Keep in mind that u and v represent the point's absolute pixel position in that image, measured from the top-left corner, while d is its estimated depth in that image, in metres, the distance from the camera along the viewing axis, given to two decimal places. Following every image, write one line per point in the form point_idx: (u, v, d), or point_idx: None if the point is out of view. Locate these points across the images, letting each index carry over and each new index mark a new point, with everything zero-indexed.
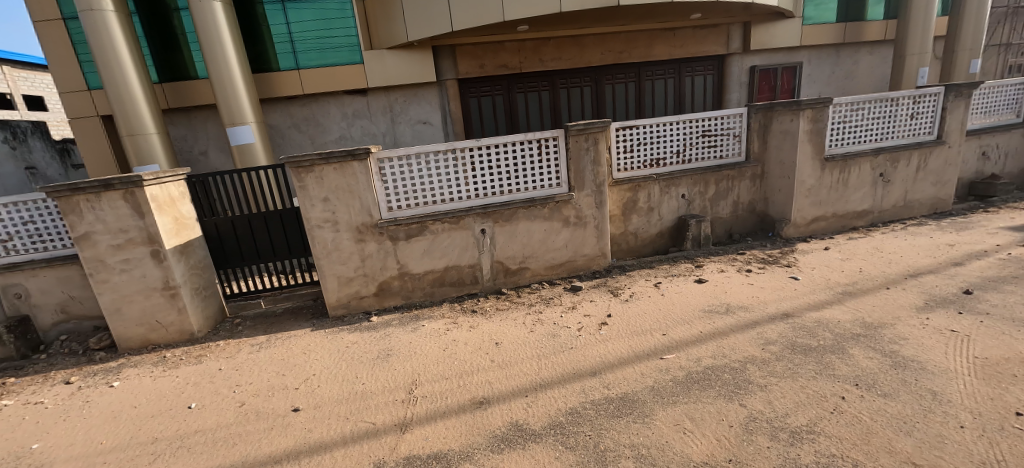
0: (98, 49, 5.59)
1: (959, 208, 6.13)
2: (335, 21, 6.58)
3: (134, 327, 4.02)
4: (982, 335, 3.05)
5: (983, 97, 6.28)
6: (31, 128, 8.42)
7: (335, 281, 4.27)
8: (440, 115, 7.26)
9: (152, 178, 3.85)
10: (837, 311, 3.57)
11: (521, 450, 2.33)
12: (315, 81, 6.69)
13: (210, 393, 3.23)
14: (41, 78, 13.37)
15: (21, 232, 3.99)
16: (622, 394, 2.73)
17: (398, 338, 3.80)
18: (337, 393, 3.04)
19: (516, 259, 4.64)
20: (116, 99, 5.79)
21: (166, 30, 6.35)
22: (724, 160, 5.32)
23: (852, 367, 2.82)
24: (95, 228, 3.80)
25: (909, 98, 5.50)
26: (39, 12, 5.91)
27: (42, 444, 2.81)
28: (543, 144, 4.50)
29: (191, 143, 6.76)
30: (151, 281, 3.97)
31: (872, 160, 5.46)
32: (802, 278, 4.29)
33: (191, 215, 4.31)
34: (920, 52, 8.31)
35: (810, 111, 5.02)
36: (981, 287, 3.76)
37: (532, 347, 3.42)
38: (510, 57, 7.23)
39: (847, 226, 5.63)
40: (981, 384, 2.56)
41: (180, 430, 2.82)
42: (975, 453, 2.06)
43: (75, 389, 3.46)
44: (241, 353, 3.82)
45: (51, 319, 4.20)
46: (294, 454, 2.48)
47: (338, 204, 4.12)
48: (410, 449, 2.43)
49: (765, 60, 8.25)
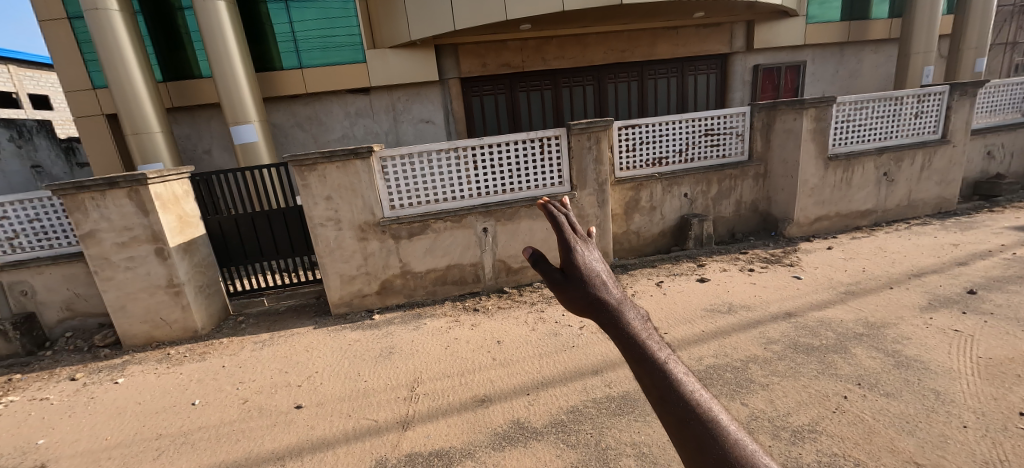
0: (102, 49, 5.62)
1: (963, 208, 6.09)
2: (339, 20, 6.59)
3: (139, 324, 4.05)
4: (985, 335, 3.04)
5: (989, 96, 6.24)
6: (36, 127, 8.47)
7: (338, 280, 4.28)
8: (443, 114, 7.26)
9: (156, 177, 3.87)
10: (839, 310, 3.57)
11: (522, 448, 2.34)
12: (318, 80, 6.71)
13: (213, 389, 3.25)
14: (47, 78, 13.44)
15: (27, 230, 4.04)
16: (623, 393, 2.73)
17: (400, 336, 3.80)
18: (340, 391, 3.05)
19: (518, 258, 4.65)
20: (121, 98, 5.83)
21: (170, 29, 6.38)
22: (727, 159, 5.30)
23: (854, 367, 2.81)
24: (100, 226, 3.83)
25: (914, 96, 5.47)
26: (44, 12, 5.95)
27: (48, 440, 2.84)
28: (545, 143, 4.50)
29: (195, 142, 6.79)
30: (156, 278, 4.00)
31: (876, 159, 5.43)
32: (805, 277, 4.28)
33: (195, 213, 4.33)
34: (925, 51, 8.26)
35: (813, 110, 5.00)
36: (984, 287, 3.75)
37: (533, 346, 3.42)
38: (513, 56, 7.23)
39: (851, 226, 5.61)
40: (984, 384, 2.55)
41: (184, 426, 2.84)
42: (978, 453, 2.06)
43: (81, 386, 3.49)
44: (244, 350, 3.84)
45: (57, 316, 4.23)
46: (297, 450, 2.50)
47: (341, 203, 4.14)
48: (412, 447, 2.44)
49: (768, 58, 8.21)
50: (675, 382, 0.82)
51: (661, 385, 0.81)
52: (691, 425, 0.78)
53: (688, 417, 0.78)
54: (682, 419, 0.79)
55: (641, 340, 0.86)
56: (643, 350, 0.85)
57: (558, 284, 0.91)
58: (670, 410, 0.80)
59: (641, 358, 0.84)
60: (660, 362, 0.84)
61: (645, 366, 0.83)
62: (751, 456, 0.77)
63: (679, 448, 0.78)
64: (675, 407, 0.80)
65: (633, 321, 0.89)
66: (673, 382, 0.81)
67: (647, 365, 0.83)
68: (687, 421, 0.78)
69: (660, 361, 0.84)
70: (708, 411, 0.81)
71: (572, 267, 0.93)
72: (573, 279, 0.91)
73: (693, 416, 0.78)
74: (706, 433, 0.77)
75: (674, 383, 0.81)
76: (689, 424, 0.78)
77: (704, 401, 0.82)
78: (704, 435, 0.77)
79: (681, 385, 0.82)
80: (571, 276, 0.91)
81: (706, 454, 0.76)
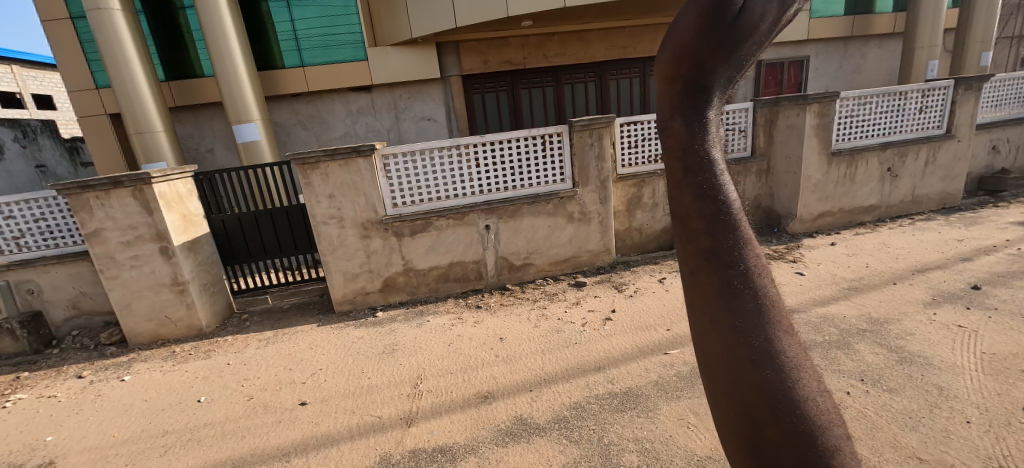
0: (104, 47, 5.63)
1: (968, 203, 6.06)
2: (340, 17, 6.58)
3: (144, 322, 4.08)
4: (990, 331, 3.03)
5: (994, 90, 6.20)
6: (40, 127, 8.49)
7: (341, 277, 4.30)
8: (444, 111, 7.26)
9: (160, 175, 3.89)
10: (842, 306, 3.55)
11: (525, 444, 2.35)
12: (320, 78, 6.71)
13: (219, 387, 3.28)
14: (50, 78, 13.44)
15: (34, 229, 4.09)
16: (625, 389, 2.74)
17: (403, 333, 3.82)
18: (345, 387, 3.07)
19: (521, 255, 4.65)
20: (124, 97, 5.85)
21: (172, 28, 6.39)
22: (730, 155, 5.29)
23: (857, 362, 2.81)
24: (105, 225, 3.87)
25: (918, 91, 5.43)
26: (47, 11, 5.96)
27: (56, 437, 2.87)
28: (548, 139, 4.49)
29: (198, 141, 6.81)
30: (160, 277, 4.03)
31: (880, 155, 5.40)
32: (808, 273, 4.27)
33: (199, 212, 4.36)
34: (929, 45, 8.22)
35: (816, 106, 4.98)
36: (989, 282, 3.73)
37: (536, 343, 3.43)
38: (514, 53, 7.23)
39: (854, 221, 5.60)
40: (988, 380, 2.55)
41: (190, 422, 2.87)
42: (980, 448, 2.07)
43: (87, 383, 3.53)
44: (249, 348, 3.86)
45: (63, 314, 4.27)
46: (301, 447, 2.52)
47: (343, 200, 4.15)
48: (415, 443, 2.46)
49: (771, 54, 8.15)
50: (737, 239, 0.59)
51: (718, 238, 0.58)
52: (737, 298, 0.57)
53: (738, 287, 0.58)
54: (728, 287, 0.58)
55: (713, 172, 0.59)
56: (713, 185, 0.58)
57: (709, 23, 0.58)
58: (719, 271, 0.58)
59: (703, 191, 0.58)
60: (730, 212, 0.59)
61: (707, 206, 0.58)
62: (794, 354, 0.60)
63: (701, 310, 0.60)
64: (722, 269, 0.58)
65: (714, 146, 0.61)
66: (738, 239, 0.59)
67: (709, 206, 0.58)
68: (735, 294, 0.57)
69: (730, 210, 0.59)
70: (766, 286, 0.60)
71: (750, 18, 0.59)
72: (728, 36, 0.58)
73: (743, 289, 0.58)
74: (751, 314, 0.57)
75: (736, 244, 0.58)
76: (733, 296, 0.57)
77: (763, 273, 0.61)
78: (747, 310, 0.57)
79: (745, 249, 0.59)
80: (734, 26, 0.58)
81: (743, 338, 0.57)
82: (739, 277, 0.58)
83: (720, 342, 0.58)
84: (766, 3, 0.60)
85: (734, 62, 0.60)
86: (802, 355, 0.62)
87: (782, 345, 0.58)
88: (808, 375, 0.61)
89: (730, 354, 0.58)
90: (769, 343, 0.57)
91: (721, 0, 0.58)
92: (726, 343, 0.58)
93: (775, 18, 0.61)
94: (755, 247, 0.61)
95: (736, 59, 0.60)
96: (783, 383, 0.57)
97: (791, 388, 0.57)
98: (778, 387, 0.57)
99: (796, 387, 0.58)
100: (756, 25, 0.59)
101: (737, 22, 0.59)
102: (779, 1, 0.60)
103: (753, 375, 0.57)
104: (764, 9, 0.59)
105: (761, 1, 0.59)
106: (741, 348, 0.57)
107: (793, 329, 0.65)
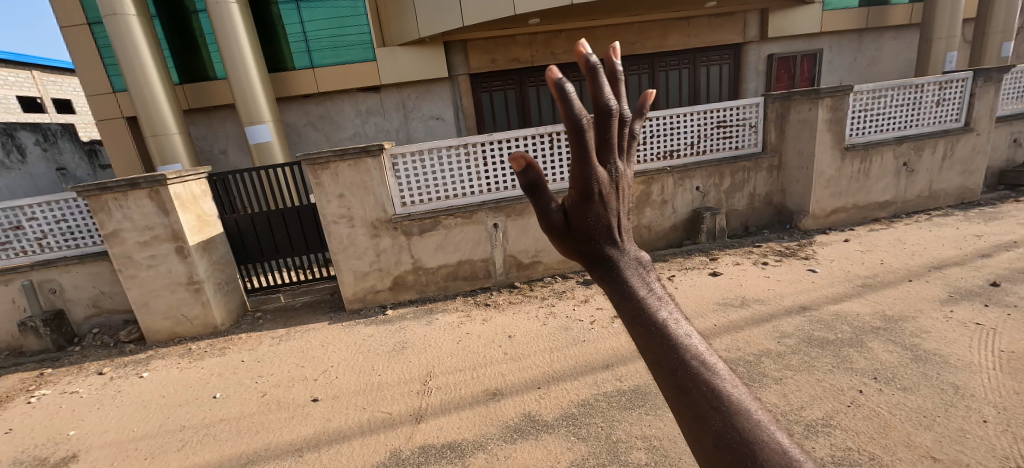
0: (121, 54, 5.77)
1: (988, 198, 5.93)
2: (348, 18, 6.65)
3: (162, 320, 4.18)
4: (1008, 328, 2.97)
5: (1016, 81, 6.03)
6: (59, 130, 8.72)
7: (351, 276, 4.36)
8: (453, 111, 7.30)
9: (174, 177, 3.97)
10: (856, 304, 3.50)
11: (533, 440, 2.37)
12: (330, 79, 6.78)
13: (233, 383, 3.35)
14: (70, 82, 13.80)
15: (55, 230, 4.22)
16: (633, 387, 2.74)
17: (413, 331, 3.86)
18: (355, 384, 3.12)
19: (529, 253, 4.66)
20: (140, 101, 5.97)
21: (186, 33, 6.52)
22: (740, 150, 5.23)
23: (871, 361, 2.77)
24: (123, 226, 3.97)
25: (935, 83, 5.31)
26: (65, 17, 6.12)
27: (78, 431, 2.96)
28: (554, 137, 4.50)
29: (211, 142, 6.93)
30: (176, 276, 4.12)
31: (895, 149, 5.31)
32: (821, 270, 4.21)
33: (213, 212, 4.44)
34: (948, 36, 8.04)
35: (829, 99, 4.90)
36: (1008, 279, 3.64)
37: (544, 340, 3.44)
38: (522, 51, 7.21)
39: (869, 217, 5.50)
40: (1007, 378, 2.50)
41: (206, 418, 2.94)
42: (998, 448, 2.03)
43: (108, 379, 3.63)
44: (262, 345, 3.94)
45: (84, 313, 4.39)
46: (314, 442, 2.57)
47: (352, 200, 4.20)
48: (424, 439, 2.49)
49: (783, 48, 8.03)
50: (674, 347, 0.81)
51: (659, 351, 0.82)
52: (687, 393, 0.79)
53: (686, 383, 0.79)
54: (678, 385, 0.80)
55: (640, 304, 0.85)
56: (640, 313, 0.85)
57: (561, 237, 0.89)
58: (669, 375, 0.81)
59: (637, 319, 0.85)
60: (661, 328, 0.83)
61: (640, 329, 0.84)
62: (754, 427, 0.76)
63: (672, 408, 0.81)
64: (672, 372, 0.80)
65: (632, 284, 0.88)
66: (671, 348, 0.81)
67: (644, 330, 0.84)
68: (683, 390, 0.79)
69: (661, 326, 0.84)
70: (712, 377, 0.79)
71: (579, 222, 0.86)
72: (575, 236, 0.88)
73: (693, 383, 0.79)
74: (704, 403, 0.77)
75: (673, 350, 0.81)
76: (684, 392, 0.79)
77: (706, 370, 0.80)
78: (698, 401, 0.78)
79: (683, 352, 0.81)
80: (575, 230, 0.87)
81: (705, 425, 0.77)
82: (684, 377, 0.79)
83: (689, 426, 0.79)
84: (582, 208, 0.85)
85: (597, 237, 0.88)
86: (766, 428, 0.77)
87: (737, 420, 0.76)
88: (775, 444, 0.76)
89: (697, 438, 0.77)
90: (725, 426, 0.76)
91: (554, 225, 0.88)
92: (695, 430, 0.78)
93: (599, 201, 0.84)
94: (694, 347, 0.83)
95: (597, 237, 0.88)
96: (741, 453, 0.73)
97: (753, 457, 0.73)
98: (744, 459, 0.73)
99: (758, 454, 0.74)
100: (585, 221, 0.86)
101: (574, 227, 0.87)
102: (587, 203, 0.84)
103: (721, 453, 0.74)
104: (579, 214, 0.85)
105: (574, 210, 0.86)
106: (706, 432, 0.76)
107: (754, 403, 0.81)
